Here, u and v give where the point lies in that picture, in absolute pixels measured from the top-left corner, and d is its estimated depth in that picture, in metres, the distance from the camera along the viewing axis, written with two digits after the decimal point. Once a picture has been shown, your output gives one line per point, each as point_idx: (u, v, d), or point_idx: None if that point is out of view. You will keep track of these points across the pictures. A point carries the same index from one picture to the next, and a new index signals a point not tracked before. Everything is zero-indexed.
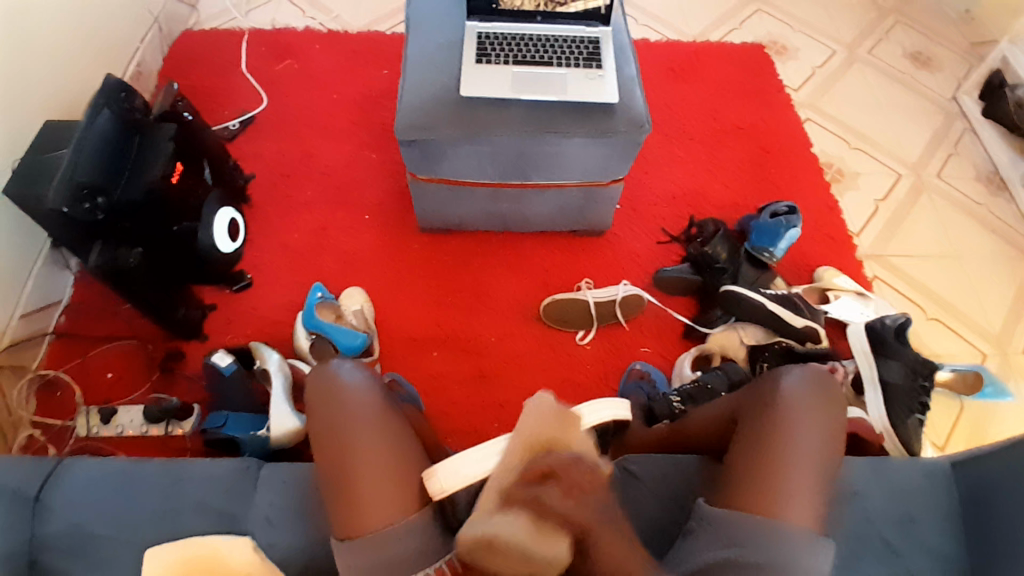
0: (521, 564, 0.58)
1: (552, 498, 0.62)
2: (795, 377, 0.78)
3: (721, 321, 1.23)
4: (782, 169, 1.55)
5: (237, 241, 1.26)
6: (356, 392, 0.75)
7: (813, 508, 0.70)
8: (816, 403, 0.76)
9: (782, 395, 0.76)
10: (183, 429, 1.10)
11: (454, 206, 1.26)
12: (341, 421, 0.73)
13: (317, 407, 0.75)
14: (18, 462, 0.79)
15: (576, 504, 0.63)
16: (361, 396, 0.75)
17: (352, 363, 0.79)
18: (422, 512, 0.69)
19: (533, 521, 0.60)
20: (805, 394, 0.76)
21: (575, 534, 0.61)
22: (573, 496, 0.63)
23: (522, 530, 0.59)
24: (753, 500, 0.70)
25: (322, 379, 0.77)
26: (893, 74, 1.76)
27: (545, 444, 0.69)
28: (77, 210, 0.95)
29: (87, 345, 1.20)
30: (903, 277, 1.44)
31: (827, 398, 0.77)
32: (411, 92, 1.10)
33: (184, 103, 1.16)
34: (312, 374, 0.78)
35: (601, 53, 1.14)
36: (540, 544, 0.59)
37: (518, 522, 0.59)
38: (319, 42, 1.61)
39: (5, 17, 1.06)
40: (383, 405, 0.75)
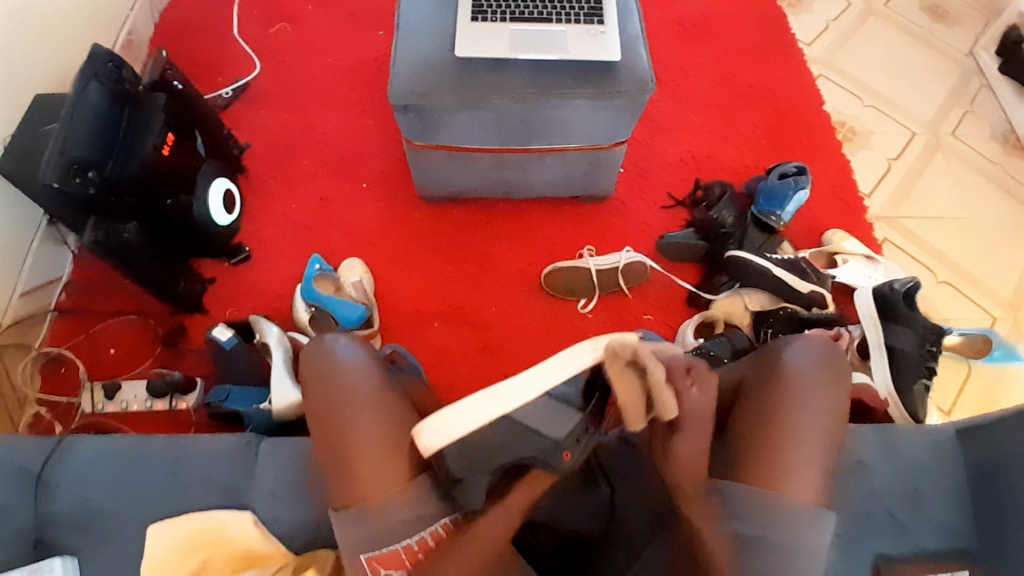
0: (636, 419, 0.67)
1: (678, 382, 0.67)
2: (800, 349, 0.76)
3: (727, 287, 1.20)
4: (792, 130, 1.50)
5: (233, 213, 1.24)
6: (352, 369, 0.75)
7: (815, 481, 0.70)
8: (820, 375, 0.74)
9: (785, 367, 0.75)
10: (188, 403, 1.11)
11: (453, 174, 1.23)
12: (338, 398, 0.73)
13: (314, 384, 0.75)
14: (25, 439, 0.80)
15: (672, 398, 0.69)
16: (357, 373, 0.75)
17: (347, 339, 0.79)
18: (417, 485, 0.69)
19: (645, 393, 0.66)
20: (809, 367, 0.75)
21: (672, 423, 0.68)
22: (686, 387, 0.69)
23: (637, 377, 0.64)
24: (754, 474, 0.70)
25: (320, 356, 0.76)
26: (910, 27, 1.68)
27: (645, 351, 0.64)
28: (69, 186, 0.92)
29: (90, 322, 1.20)
30: (914, 240, 1.40)
31: (831, 370, 0.75)
32: (404, 56, 1.05)
33: (174, 71, 1.12)
34: (309, 351, 0.78)
35: (603, 9, 1.09)
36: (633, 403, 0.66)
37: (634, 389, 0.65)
38: (312, 4, 1.56)
39: None
40: (379, 380, 0.75)
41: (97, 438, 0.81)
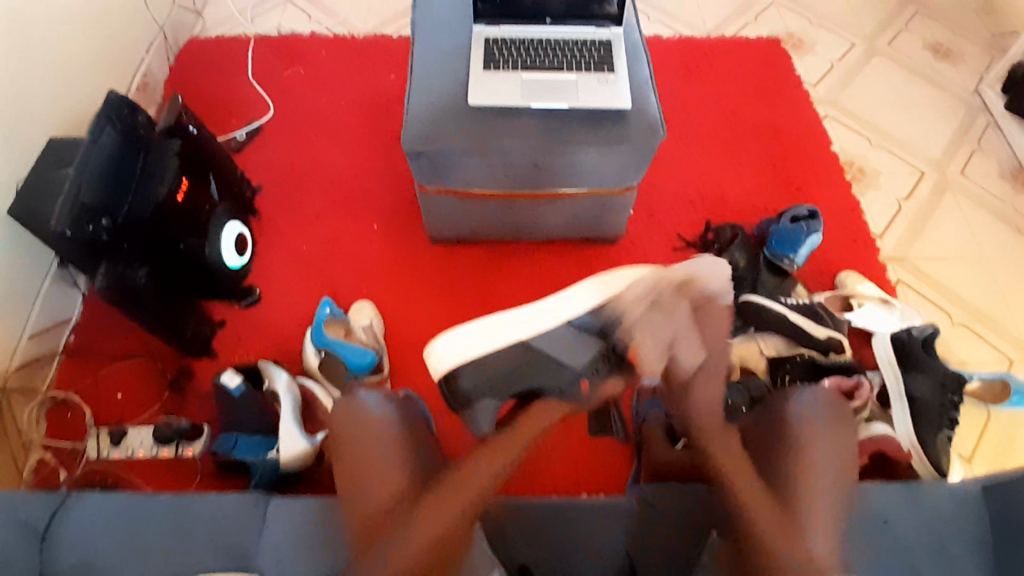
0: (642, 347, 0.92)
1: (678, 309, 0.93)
2: (804, 401, 0.77)
3: (740, 331, 1.16)
4: (801, 169, 1.50)
5: (244, 255, 1.24)
6: (379, 419, 0.77)
7: (834, 533, 0.68)
8: (832, 422, 0.75)
9: (789, 418, 0.75)
10: (194, 450, 1.08)
11: (464, 217, 1.23)
12: (365, 446, 0.73)
13: (342, 433, 0.76)
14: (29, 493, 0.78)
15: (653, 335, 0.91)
16: (382, 423, 0.76)
17: (377, 393, 0.81)
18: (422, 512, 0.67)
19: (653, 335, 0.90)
20: (813, 417, 0.75)
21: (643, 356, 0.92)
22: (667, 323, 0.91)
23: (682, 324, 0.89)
24: (779, 521, 0.67)
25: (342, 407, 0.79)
26: (913, 65, 1.70)
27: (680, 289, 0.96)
28: (80, 233, 0.94)
29: (98, 364, 1.19)
30: (928, 281, 1.39)
31: (839, 416, 0.76)
32: (417, 102, 1.06)
33: (189, 116, 1.12)
34: (337, 405, 0.80)
35: (613, 57, 1.11)
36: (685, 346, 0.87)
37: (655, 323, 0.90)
38: (325, 47, 1.59)
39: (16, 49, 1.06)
40: (399, 430, 0.76)
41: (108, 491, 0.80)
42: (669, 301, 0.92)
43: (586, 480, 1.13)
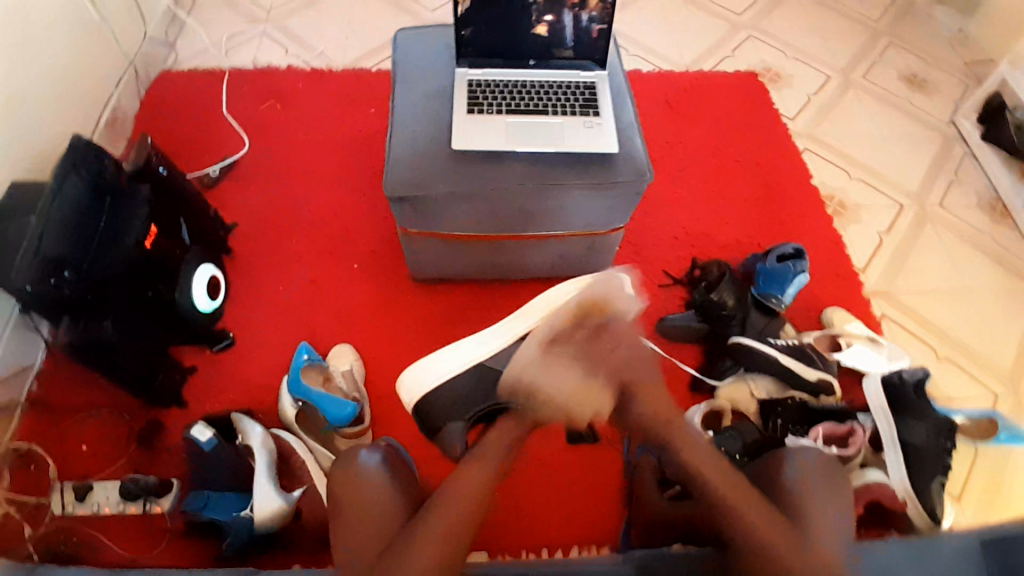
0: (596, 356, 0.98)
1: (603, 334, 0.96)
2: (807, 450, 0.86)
3: (731, 371, 1.18)
4: (783, 203, 1.51)
5: (218, 299, 1.19)
6: (376, 480, 0.81)
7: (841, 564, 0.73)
8: (823, 477, 0.83)
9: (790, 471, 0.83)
10: (162, 506, 1.02)
11: (448, 258, 1.21)
12: (367, 505, 0.79)
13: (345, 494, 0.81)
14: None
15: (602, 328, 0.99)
16: (378, 483, 0.81)
17: (374, 452, 0.85)
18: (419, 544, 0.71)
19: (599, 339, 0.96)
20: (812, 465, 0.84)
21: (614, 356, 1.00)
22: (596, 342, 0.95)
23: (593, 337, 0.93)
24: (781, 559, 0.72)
25: (347, 468, 0.83)
26: (889, 98, 1.73)
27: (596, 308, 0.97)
28: (41, 288, 0.89)
29: (60, 416, 1.13)
30: (912, 315, 1.39)
31: (828, 471, 0.83)
32: (399, 145, 1.04)
33: (159, 157, 1.09)
34: (337, 468, 0.84)
35: (598, 99, 1.10)
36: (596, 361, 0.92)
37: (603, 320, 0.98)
38: (304, 80, 1.56)
39: None
40: (391, 487, 0.81)
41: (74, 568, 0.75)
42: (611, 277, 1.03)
43: (580, 532, 1.08)
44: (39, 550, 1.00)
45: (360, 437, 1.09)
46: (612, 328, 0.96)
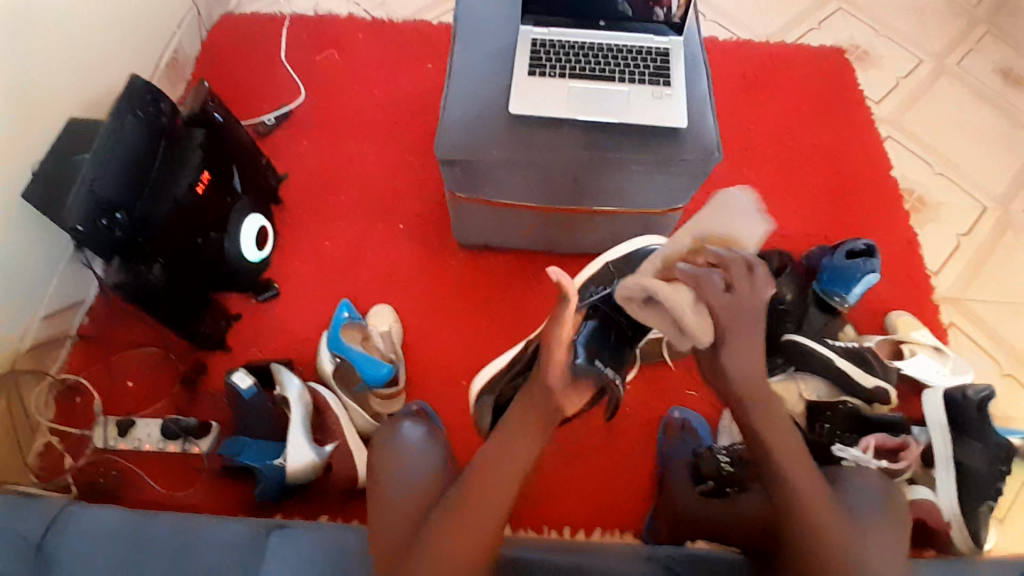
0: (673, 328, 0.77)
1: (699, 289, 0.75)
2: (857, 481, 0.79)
3: (781, 369, 1.10)
4: (855, 195, 1.40)
5: (264, 249, 1.20)
6: (414, 459, 0.81)
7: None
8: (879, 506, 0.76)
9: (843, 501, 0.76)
10: (200, 447, 1.05)
11: (494, 227, 1.18)
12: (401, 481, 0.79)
13: (380, 465, 0.82)
14: (23, 510, 0.79)
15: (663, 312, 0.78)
16: (416, 462, 0.81)
17: (414, 427, 0.85)
18: (450, 526, 0.70)
19: (693, 304, 0.74)
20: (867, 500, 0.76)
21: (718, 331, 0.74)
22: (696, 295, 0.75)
23: (686, 302, 0.74)
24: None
25: (385, 443, 0.84)
26: (984, 88, 1.57)
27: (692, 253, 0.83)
28: (93, 228, 0.91)
29: (111, 350, 1.17)
30: (983, 328, 1.29)
31: (885, 501, 0.77)
32: (453, 107, 1.00)
33: (216, 103, 1.09)
34: (376, 441, 0.85)
35: (669, 68, 1.03)
36: (692, 316, 0.73)
37: (684, 296, 0.74)
38: (362, 31, 1.52)
39: (42, 25, 1.02)
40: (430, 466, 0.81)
41: (106, 510, 0.80)
42: (672, 279, 0.77)
43: (605, 516, 1.07)
44: (77, 482, 1.04)
45: (393, 399, 1.08)
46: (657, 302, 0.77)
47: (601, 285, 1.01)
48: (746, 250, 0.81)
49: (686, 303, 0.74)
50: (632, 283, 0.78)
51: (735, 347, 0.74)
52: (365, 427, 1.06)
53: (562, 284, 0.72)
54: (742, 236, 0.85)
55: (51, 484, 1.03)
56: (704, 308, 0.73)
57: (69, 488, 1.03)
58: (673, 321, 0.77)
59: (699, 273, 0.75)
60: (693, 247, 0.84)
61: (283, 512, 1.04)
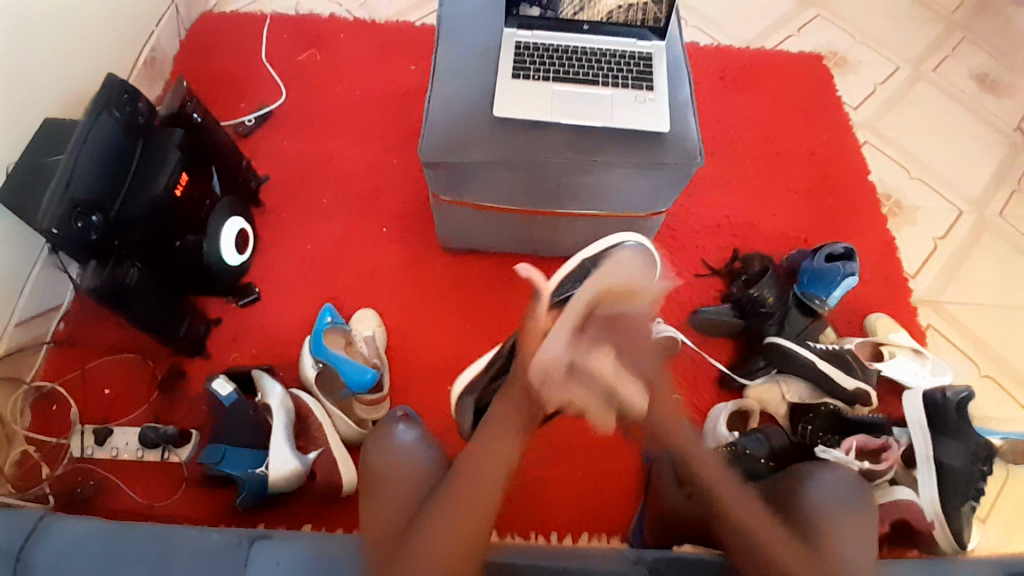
0: (605, 390, 0.86)
1: (596, 337, 0.86)
2: (825, 475, 0.79)
3: (763, 372, 1.12)
4: (836, 198, 1.42)
5: (245, 253, 1.18)
6: (406, 455, 0.81)
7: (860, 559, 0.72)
8: (847, 493, 0.78)
9: (812, 500, 0.77)
10: (180, 455, 1.05)
11: (479, 229, 1.17)
12: (392, 475, 0.80)
13: (372, 458, 0.82)
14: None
15: (620, 368, 0.86)
16: (407, 457, 0.81)
17: (404, 422, 0.85)
18: (438, 520, 0.71)
19: (617, 365, 0.86)
20: (834, 497, 0.77)
21: (646, 383, 0.86)
22: (630, 342, 0.87)
23: (609, 368, 0.85)
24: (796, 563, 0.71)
25: (378, 440, 0.84)
26: (958, 95, 1.61)
27: (609, 295, 0.89)
28: (68, 231, 0.87)
29: (87, 356, 1.14)
30: (958, 328, 1.31)
31: (854, 490, 0.78)
32: (439, 108, 0.99)
33: (194, 103, 1.06)
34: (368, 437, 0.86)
35: (652, 72, 1.03)
36: (624, 384, 0.85)
37: (608, 363, 0.85)
38: (345, 32, 1.51)
39: (14, 21, 0.99)
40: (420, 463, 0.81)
41: (83, 520, 0.78)
42: (584, 354, 0.85)
43: (591, 519, 1.07)
44: (55, 490, 1.03)
45: (378, 405, 1.07)
46: (579, 368, 0.85)
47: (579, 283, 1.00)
48: (644, 302, 0.92)
49: (608, 364, 0.85)
50: (552, 363, 0.84)
51: (658, 396, 0.86)
52: (349, 434, 1.04)
53: (531, 278, 0.94)
54: (640, 280, 0.93)
55: (29, 494, 1.01)
56: (622, 367, 0.86)
57: (46, 499, 1.02)
58: (610, 377, 0.85)
59: (619, 319, 0.89)
60: (609, 289, 0.90)
61: (266, 521, 1.02)
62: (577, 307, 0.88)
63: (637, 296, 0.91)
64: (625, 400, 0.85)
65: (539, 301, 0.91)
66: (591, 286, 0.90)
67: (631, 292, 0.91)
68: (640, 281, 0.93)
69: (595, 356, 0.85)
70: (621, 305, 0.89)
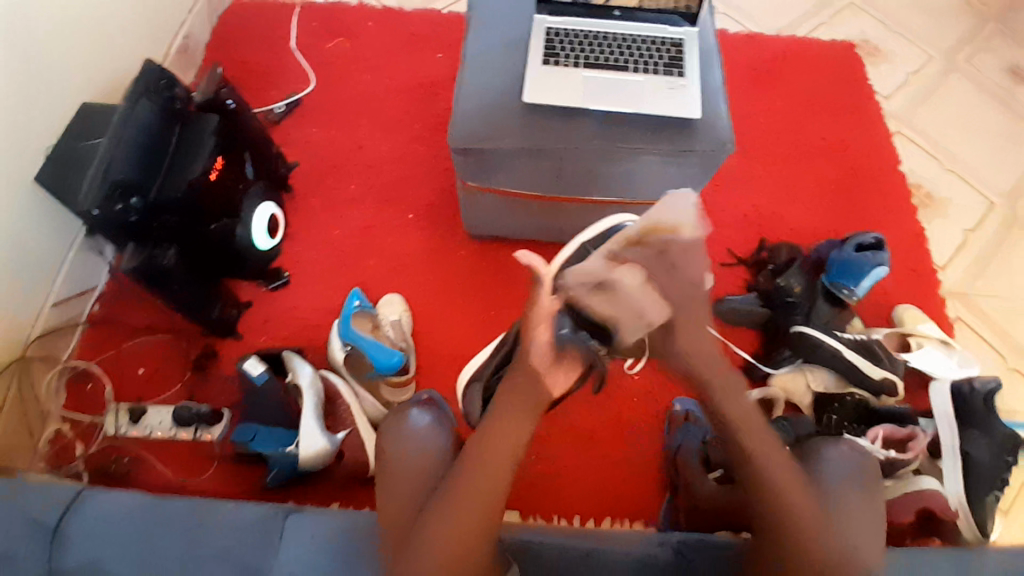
0: (634, 303, 0.84)
1: (637, 257, 0.82)
2: (833, 456, 0.80)
3: (788, 361, 1.12)
4: (865, 189, 1.40)
5: (276, 237, 1.20)
6: (421, 441, 0.82)
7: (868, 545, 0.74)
8: (856, 479, 0.79)
9: (821, 481, 0.78)
10: (212, 434, 1.07)
11: (505, 217, 1.18)
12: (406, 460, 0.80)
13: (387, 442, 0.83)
14: (38, 492, 0.79)
15: (648, 287, 0.82)
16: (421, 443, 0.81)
17: (420, 409, 0.86)
18: (451, 506, 0.72)
19: (644, 282, 0.82)
20: (843, 479, 0.78)
21: (673, 315, 0.81)
22: (665, 277, 0.81)
23: (635, 285, 0.82)
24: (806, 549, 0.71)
25: (396, 424, 0.84)
26: (993, 86, 1.57)
27: (647, 231, 0.83)
28: (109, 211, 0.91)
29: (121, 336, 1.17)
30: (989, 323, 1.29)
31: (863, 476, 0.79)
32: (469, 93, 1.00)
33: (229, 89, 1.09)
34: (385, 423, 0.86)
35: (684, 59, 1.03)
36: (649, 304, 0.82)
37: (634, 277, 0.82)
38: (373, 20, 1.51)
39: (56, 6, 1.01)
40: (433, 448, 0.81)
41: (120, 495, 0.81)
42: (609, 274, 0.85)
43: (614, 505, 1.08)
44: (88, 469, 1.06)
45: (404, 386, 1.10)
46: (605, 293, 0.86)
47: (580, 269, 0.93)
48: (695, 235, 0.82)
49: (636, 282, 0.82)
50: (557, 301, 0.83)
51: (684, 325, 0.81)
52: (377, 415, 1.06)
53: (532, 266, 0.80)
54: (690, 224, 0.82)
55: (63, 472, 1.05)
56: (648, 286, 0.82)
57: (81, 476, 1.05)
58: (636, 292, 0.83)
59: (646, 264, 0.82)
60: (656, 222, 0.83)
61: (293, 499, 1.04)
62: (599, 256, 0.85)
63: (678, 233, 0.82)
64: (653, 319, 0.83)
65: (541, 282, 0.82)
66: (624, 232, 0.84)
67: (680, 232, 0.81)
68: (696, 224, 0.82)
69: (625, 275, 0.83)
70: (660, 240, 0.82)
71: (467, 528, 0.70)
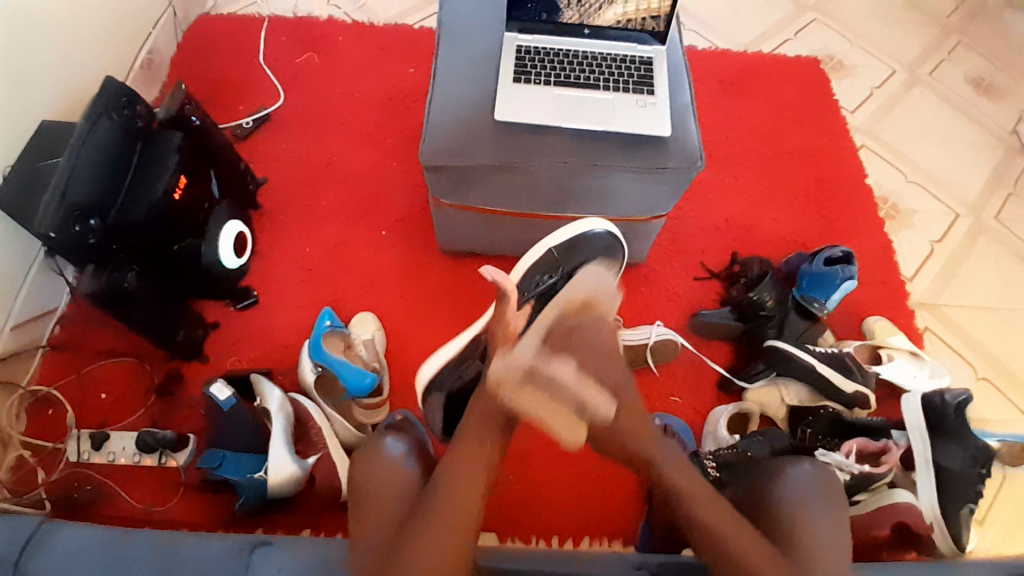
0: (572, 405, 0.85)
1: (561, 358, 0.86)
2: (796, 470, 0.82)
3: (762, 374, 1.12)
4: (833, 202, 1.43)
5: (244, 256, 1.18)
6: (396, 471, 0.80)
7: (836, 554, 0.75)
8: (819, 494, 0.80)
9: (783, 493, 0.79)
10: (177, 461, 1.02)
11: (479, 233, 1.17)
12: (379, 492, 0.78)
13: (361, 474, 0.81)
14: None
15: (591, 381, 0.87)
16: (397, 475, 0.79)
17: (396, 436, 0.84)
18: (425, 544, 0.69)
19: (579, 372, 0.86)
20: (806, 491, 0.79)
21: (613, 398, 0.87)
22: (590, 350, 0.89)
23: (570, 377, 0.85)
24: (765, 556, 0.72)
25: (369, 452, 0.82)
26: (954, 99, 1.61)
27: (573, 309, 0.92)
28: (66, 235, 0.87)
29: (83, 360, 1.13)
30: (955, 331, 1.32)
31: (826, 491, 0.80)
32: (440, 111, 0.99)
33: (193, 106, 1.05)
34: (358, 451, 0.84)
35: (654, 77, 1.04)
36: (591, 395, 0.86)
37: (570, 369, 0.85)
38: (343, 34, 1.50)
39: (12, 22, 0.98)
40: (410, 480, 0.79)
41: (83, 528, 0.77)
42: (546, 360, 0.85)
43: (593, 523, 1.07)
44: (51, 496, 1.02)
45: (378, 410, 1.07)
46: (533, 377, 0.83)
47: (548, 273, 1.01)
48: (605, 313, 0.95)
49: (573, 373, 0.85)
50: (510, 360, 0.84)
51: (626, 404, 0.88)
52: (348, 438, 1.03)
53: (497, 282, 0.87)
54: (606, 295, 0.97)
55: (25, 499, 1.00)
56: (583, 375, 0.86)
57: (43, 504, 1.01)
58: (571, 383, 0.85)
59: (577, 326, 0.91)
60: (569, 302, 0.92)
61: (265, 525, 1.01)
62: (536, 334, 0.88)
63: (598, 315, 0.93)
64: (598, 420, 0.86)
65: (507, 298, 0.87)
66: (559, 302, 0.92)
67: (594, 304, 0.93)
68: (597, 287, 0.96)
69: (558, 361, 0.85)
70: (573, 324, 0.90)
71: (447, 562, 0.69)
